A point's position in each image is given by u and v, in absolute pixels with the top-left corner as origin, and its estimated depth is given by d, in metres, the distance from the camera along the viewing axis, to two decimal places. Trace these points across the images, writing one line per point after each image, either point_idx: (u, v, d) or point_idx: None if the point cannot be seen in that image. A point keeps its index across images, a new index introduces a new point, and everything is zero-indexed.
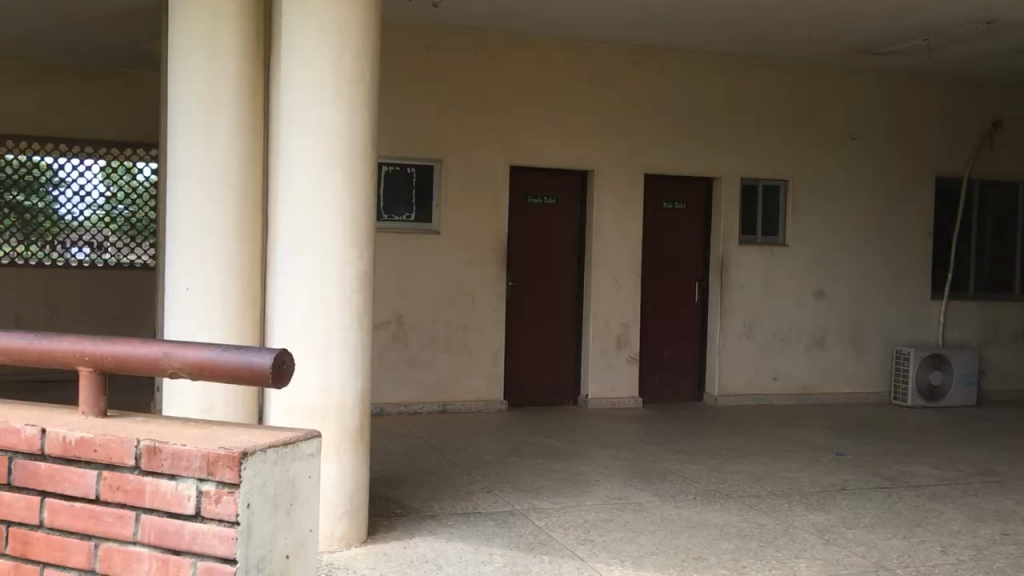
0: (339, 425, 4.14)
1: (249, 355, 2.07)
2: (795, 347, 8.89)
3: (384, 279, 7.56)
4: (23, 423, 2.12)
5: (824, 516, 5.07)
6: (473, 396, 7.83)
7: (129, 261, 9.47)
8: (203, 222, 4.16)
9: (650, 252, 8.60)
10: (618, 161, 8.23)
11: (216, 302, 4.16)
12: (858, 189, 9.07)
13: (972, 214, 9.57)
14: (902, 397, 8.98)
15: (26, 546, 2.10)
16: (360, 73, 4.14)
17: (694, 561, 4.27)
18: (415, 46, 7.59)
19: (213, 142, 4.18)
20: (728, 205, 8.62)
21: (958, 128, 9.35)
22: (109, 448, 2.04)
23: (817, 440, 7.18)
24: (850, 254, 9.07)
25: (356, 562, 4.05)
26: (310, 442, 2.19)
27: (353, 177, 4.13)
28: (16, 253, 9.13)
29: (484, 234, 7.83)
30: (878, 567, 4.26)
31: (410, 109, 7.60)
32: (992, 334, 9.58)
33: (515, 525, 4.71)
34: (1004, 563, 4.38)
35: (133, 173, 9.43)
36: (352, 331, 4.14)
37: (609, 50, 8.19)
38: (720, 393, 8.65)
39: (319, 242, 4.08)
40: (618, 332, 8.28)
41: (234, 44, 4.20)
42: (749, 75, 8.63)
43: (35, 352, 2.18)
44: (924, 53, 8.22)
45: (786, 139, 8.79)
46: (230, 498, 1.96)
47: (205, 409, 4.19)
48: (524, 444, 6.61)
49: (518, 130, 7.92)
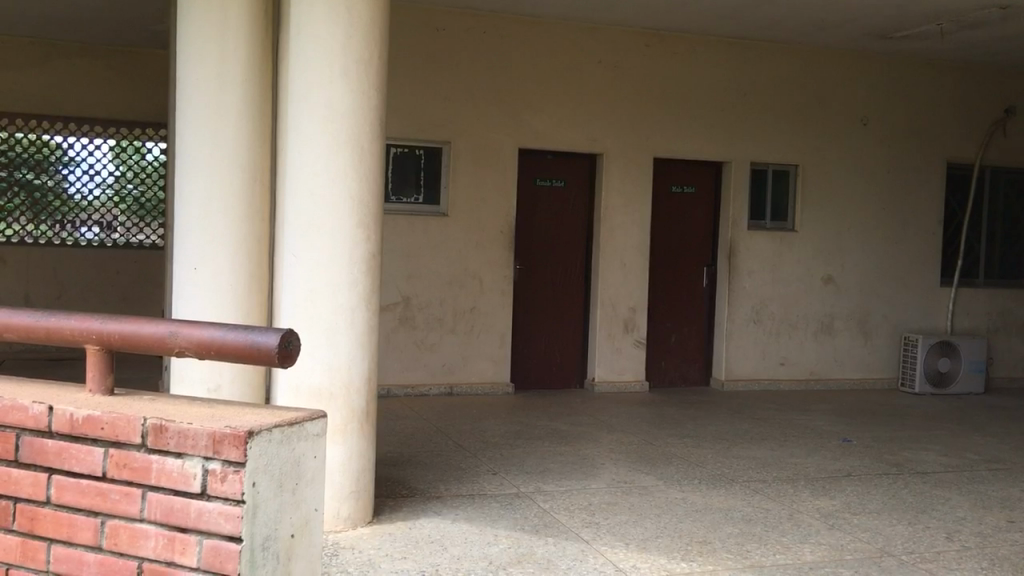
0: (345, 406, 4.15)
1: (256, 335, 2.08)
2: (803, 332, 8.87)
3: (391, 260, 7.57)
4: (30, 401, 2.13)
5: (829, 502, 5.07)
6: (478, 379, 7.84)
7: (137, 241, 9.48)
8: (211, 206, 4.16)
9: (659, 237, 8.58)
10: (627, 145, 8.20)
11: (223, 282, 4.17)
12: (870, 176, 9.03)
13: (984, 201, 9.50)
14: (910, 384, 8.98)
15: (32, 521, 2.11)
16: (368, 53, 4.12)
17: (700, 545, 4.28)
18: (424, 28, 7.57)
19: (219, 120, 4.17)
20: (737, 189, 8.57)
21: (970, 114, 9.29)
22: (116, 426, 2.04)
23: (823, 425, 7.17)
24: (860, 238, 9.03)
25: (362, 542, 4.07)
26: (315, 423, 2.19)
27: (361, 159, 4.12)
28: (25, 232, 9.15)
29: (491, 216, 7.82)
30: (882, 553, 4.26)
31: (418, 90, 7.57)
32: (1000, 323, 9.55)
33: (521, 507, 4.72)
34: (1009, 551, 4.37)
35: (142, 152, 9.43)
36: (358, 315, 4.14)
37: (620, 33, 8.14)
38: (727, 377, 8.65)
39: (327, 223, 4.08)
40: (625, 317, 8.27)
41: (243, 22, 4.17)
42: (760, 60, 8.58)
43: (42, 330, 2.19)
44: (937, 38, 8.15)
45: (798, 125, 8.75)
46: (236, 477, 1.97)
47: (212, 389, 4.19)
48: (530, 427, 6.62)
49: (527, 113, 7.89)
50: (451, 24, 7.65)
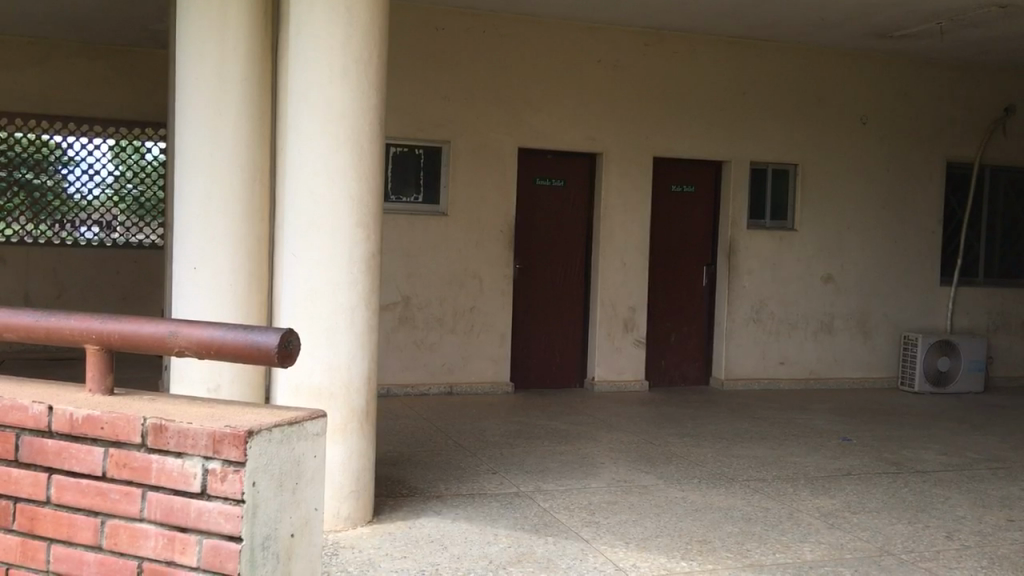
0: (345, 405, 4.15)
1: (256, 335, 2.08)
2: (802, 332, 8.87)
3: (390, 260, 7.57)
4: (30, 401, 2.13)
5: (829, 501, 5.07)
6: (478, 378, 7.85)
7: (137, 241, 9.47)
8: (211, 205, 4.16)
9: (659, 237, 8.59)
10: (626, 144, 8.20)
11: (223, 281, 4.17)
12: (869, 175, 9.03)
13: (984, 200, 9.50)
14: (909, 383, 8.98)
15: (32, 521, 2.11)
16: (368, 53, 4.12)
17: (700, 544, 4.28)
18: (423, 27, 7.57)
19: (219, 120, 4.17)
20: (737, 188, 8.57)
21: (970, 114, 9.29)
22: (116, 425, 2.04)
23: (822, 425, 7.17)
24: (860, 237, 9.03)
25: (362, 541, 4.07)
26: (315, 423, 2.19)
27: (361, 158, 4.12)
28: (24, 232, 9.15)
29: (491, 215, 7.82)
30: (882, 552, 4.27)
31: (418, 90, 7.57)
32: (1000, 322, 9.55)
33: (521, 506, 4.72)
34: (1009, 550, 4.37)
35: (141, 152, 9.42)
36: (358, 314, 4.14)
37: (620, 32, 8.14)
38: (727, 377, 8.65)
39: (327, 223, 4.08)
40: (625, 316, 8.27)
41: (242, 22, 4.17)
42: (760, 59, 8.58)
43: (42, 330, 2.19)
44: (937, 37, 8.15)
45: (797, 124, 8.74)
46: (236, 477, 1.97)
47: (211, 389, 4.19)
48: (530, 427, 6.62)
49: (527, 112, 7.89)
50: (451, 23, 7.65)
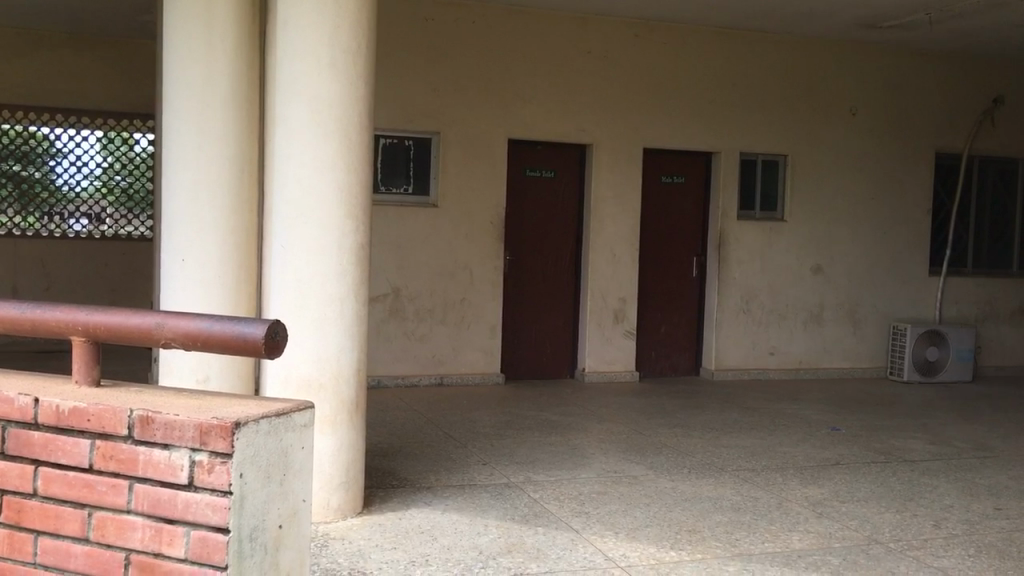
0: (334, 396, 4.15)
1: (243, 326, 2.08)
2: (792, 322, 8.90)
3: (380, 251, 7.55)
4: (17, 393, 2.12)
5: (818, 490, 5.10)
6: (469, 368, 7.84)
7: (126, 232, 9.45)
8: (200, 195, 4.14)
9: (649, 227, 8.59)
10: (616, 134, 8.19)
11: (211, 272, 4.16)
12: (858, 165, 9.04)
13: (972, 190, 9.53)
14: (899, 373, 9.02)
15: (19, 514, 2.11)
16: (355, 44, 4.10)
17: (689, 533, 4.30)
18: (411, 18, 7.55)
19: (208, 112, 4.15)
20: (726, 179, 8.59)
21: (958, 104, 9.31)
22: (103, 417, 2.04)
23: (812, 414, 7.20)
24: (849, 227, 9.06)
25: (351, 532, 4.08)
26: (303, 413, 2.20)
27: (349, 148, 4.11)
28: (13, 223, 9.09)
29: (480, 206, 7.80)
30: (870, 540, 4.30)
31: (406, 81, 7.55)
32: (989, 311, 9.60)
33: (511, 497, 4.73)
34: (996, 538, 4.41)
35: (129, 144, 9.42)
36: (347, 305, 4.13)
37: (608, 23, 8.13)
38: (717, 367, 8.66)
39: (315, 213, 4.07)
40: (615, 306, 8.28)
41: (230, 12, 4.16)
42: (750, 51, 8.59)
43: (27, 322, 2.18)
44: (925, 27, 8.16)
45: (786, 115, 8.75)
46: (223, 469, 1.97)
47: (200, 380, 4.18)
48: (520, 418, 6.62)
49: (516, 103, 7.87)
50: (439, 14, 7.63)
